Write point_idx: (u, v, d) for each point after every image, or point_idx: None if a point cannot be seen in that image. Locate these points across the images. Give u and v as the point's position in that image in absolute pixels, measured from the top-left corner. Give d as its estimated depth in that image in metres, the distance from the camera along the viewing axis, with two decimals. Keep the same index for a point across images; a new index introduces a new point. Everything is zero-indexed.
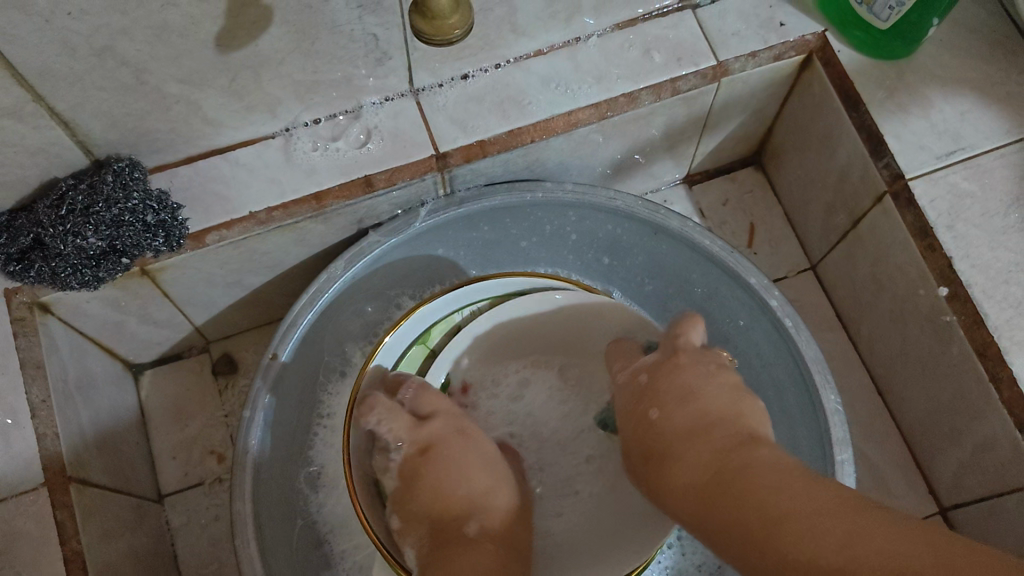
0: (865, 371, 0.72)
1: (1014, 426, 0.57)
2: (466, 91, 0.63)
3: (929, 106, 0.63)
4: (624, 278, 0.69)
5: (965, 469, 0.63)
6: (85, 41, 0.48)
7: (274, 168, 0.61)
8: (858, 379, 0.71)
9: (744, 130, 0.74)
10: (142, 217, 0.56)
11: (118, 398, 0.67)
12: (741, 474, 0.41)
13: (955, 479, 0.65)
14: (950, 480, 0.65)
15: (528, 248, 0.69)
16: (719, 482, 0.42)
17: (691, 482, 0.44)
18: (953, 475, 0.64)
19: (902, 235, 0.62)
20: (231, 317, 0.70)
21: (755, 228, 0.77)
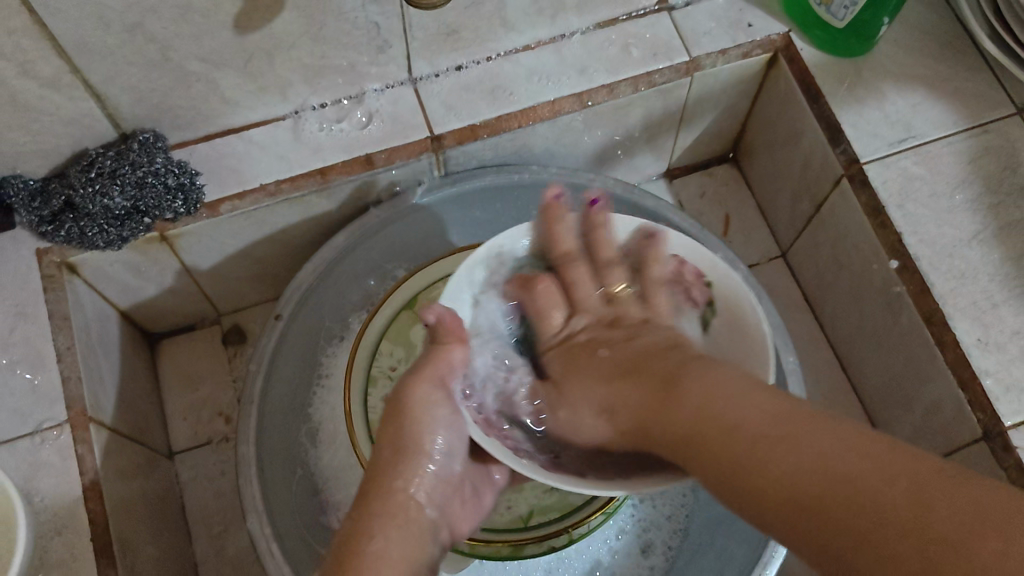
0: (831, 349, 0.77)
1: (957, 385, 0.62)
2: (460, 80, 0.69)
3: (883, 98, 0.69)
4: None
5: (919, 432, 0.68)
6: (119, 17, 0.54)
7: (283, 146, 0.67)
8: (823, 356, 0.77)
9: (719, 127, 0.80)
10: (164, 180, 0.62)
11: (134, 360, 0.72)
12: (733, 434, 0.43)
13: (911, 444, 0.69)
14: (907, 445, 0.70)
15: None
16: (710, 437, 0.44)
17: (682, 429, 0.45)
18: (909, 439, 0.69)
19: (858, 215, 0.68)
20: (241, 289, 0.76)
21: (729, 218, 0.83)
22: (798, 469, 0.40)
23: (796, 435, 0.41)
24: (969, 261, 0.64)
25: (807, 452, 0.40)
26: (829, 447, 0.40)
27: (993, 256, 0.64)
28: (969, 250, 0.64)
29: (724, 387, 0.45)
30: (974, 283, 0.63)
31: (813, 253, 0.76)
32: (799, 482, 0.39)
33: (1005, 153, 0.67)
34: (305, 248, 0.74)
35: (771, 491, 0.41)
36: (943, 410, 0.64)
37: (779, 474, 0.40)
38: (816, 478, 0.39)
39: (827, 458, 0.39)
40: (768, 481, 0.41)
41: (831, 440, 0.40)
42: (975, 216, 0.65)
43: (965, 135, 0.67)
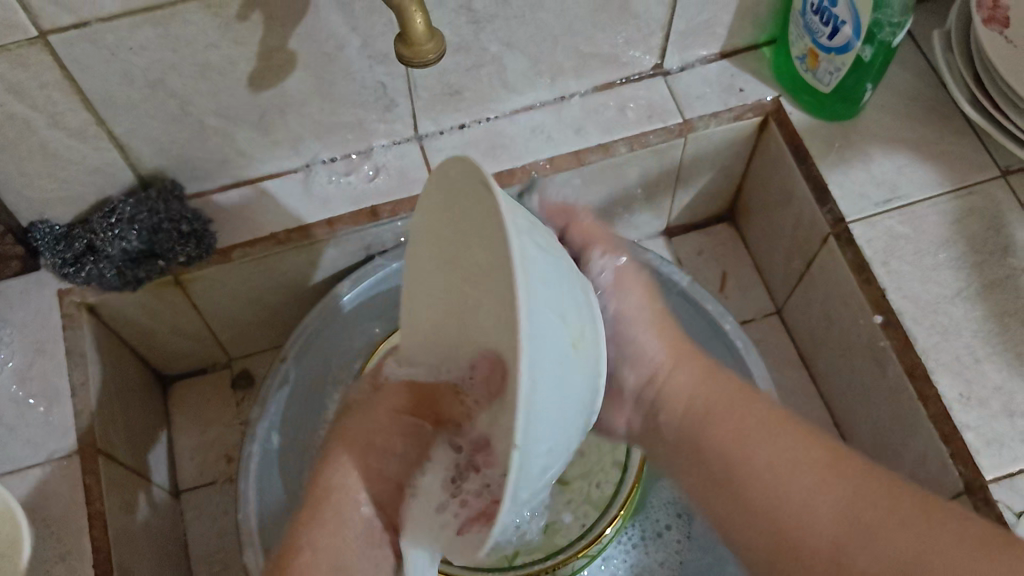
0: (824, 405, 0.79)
1: (939, 439, 0.62)
2: (463, 138, 0.73)
3: (869, 160, 0.71)
4: None
5: None
6: (143, 73, 0.59)
7: (294, 196, 0.71)
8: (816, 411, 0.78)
9: (715, 187, 0.83)
10: (177, 225, 0.66)
11: (147, 399, 0.76)
12: (729, 467, 0.49)
13: None
14: None
15: None
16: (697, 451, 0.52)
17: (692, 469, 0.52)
18: None
19: (844, 271, 0.70)
20: (252, 335, 0.80)
21: (727, 276, 0.86)
22: (822, 518, 0.44)
23: (827, 475, 0.46)
24: (952, 317, 0.65)
25: (813, 499, 0.45)
26: (830, 508, 0.45)
27: (976, 313, 0.66)
28: (953, 307, 0.66)
29: (669, 393, 0.55)
30: (956, 339, 0.65)
31: (806, 310, 0.78)
32: (814, 530, 0.44)
33: (989, 214, 0.69)
34: (313, 295, 0.78)
35: (789, 543, 0.45)
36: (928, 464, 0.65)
37: (801, 528, 0.45)
38: (785, 523, 0.46)
39: (832, 486, 0.45)
40: (769, 506, 0.46)
41: (813, 497, 0.45)
42: (958, 274, 0.67)
43: (949, 196, 0.70)
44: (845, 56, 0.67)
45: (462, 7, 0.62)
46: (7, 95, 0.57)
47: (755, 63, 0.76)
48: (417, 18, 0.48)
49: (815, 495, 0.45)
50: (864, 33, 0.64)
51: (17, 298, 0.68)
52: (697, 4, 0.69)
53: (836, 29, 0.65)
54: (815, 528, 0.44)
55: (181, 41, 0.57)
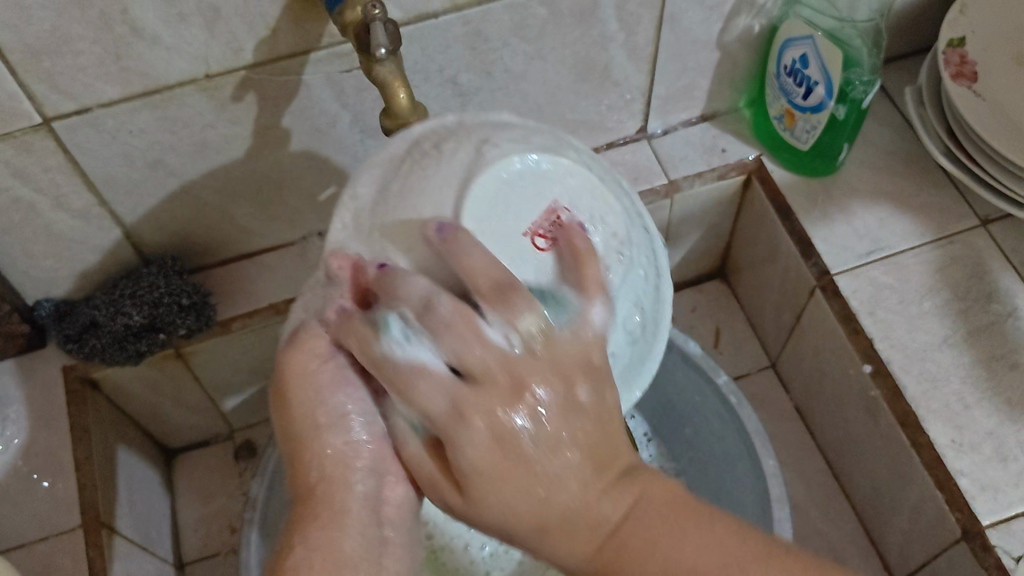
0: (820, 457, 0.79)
1: (934, 485, 0.63)
2: None
3: (851, 214, 0.73)
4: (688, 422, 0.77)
5: (909, 538, 0.69)
6: (146, 155, 0.61)
7: (292, 267, 0.73)
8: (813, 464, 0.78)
9: (703, 246, 0.84)
10: (177, 300, 0.67)
11: (150, 472, 0.77)
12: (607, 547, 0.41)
13: (902, 550, 0.70)
14: (898, 552, 0.71)
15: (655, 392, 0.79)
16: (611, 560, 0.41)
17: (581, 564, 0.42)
18: (900, 545, 0.70)
19: (831, 323, 0.71)
20: (253, 406, 0.81)
21: (720, 331, 0.86)
22: (578, 541, 0.41)
23: (609, 489, 0.41)
24: (940, 364, 0.67)
25: (687, 547, 0.40)
26: (695, 545, 0.40)
27: (963, 358, 0.67)
28: (940, 353, 0.67)
29: (495, 508, 0.40)
30: (945, 385, 0.66)
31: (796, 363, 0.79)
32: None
33: (971, 262, 0.70)
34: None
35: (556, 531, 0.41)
36: (927, 511, 0.65)
37: (546, 552, 0.42)
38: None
39: (644, 560, 0.40)
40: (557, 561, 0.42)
41: (686, 541, 0.41)
42: (944, 321, 0.68)
43: (930, 246, 0.71)
44: (820, 114, 0.69)
45: (448, 81, 0.65)
46: (12, 179, 0.59)
47: (734, 124, 0.78)
48: (400, 93, 0.50)
49: (677, 541, 0.41)
50: (836, 93, 0.66)
51: (22, 376, 0.70)
52: (674, 71, 0.72)
53: (809, 89, 0.68)
54: (565, 556, 0.42)
55: (178, 122, 0.60)
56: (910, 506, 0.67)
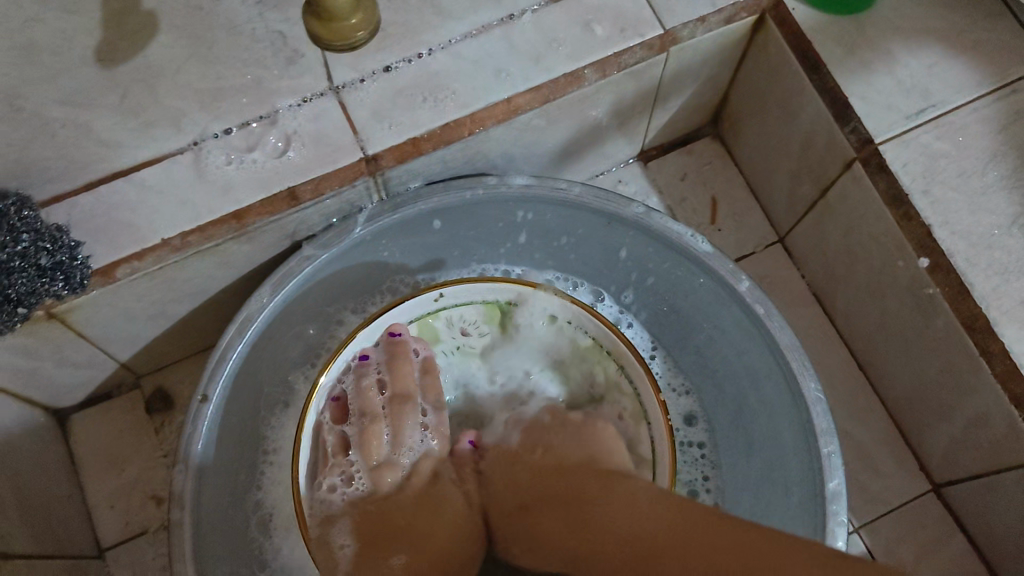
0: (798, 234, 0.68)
1: (993, 339, 0.53)
2: (391, 84, 0.57)
3: (893, 61, 0.58)
4: (609, 280, 0.62)
5: (932, 382, 0.59)
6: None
7: (187, 185, 0.54)
8: (812, 258, 0.68)
9: (699, 99, 0.68)
10: (34, 260, 0.49)
11: (39, 448, 0.61)
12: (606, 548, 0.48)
13: (909, 373, 0.62)
14: (896, 368, 0.63)
15: (571, 245, 0.63)
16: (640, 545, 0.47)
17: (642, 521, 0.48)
18: (911, 377, 0.61)
19: (872, 203, 0.58)
20: (158, 349, 0.65)
21: (717, 203, 0.72)
22: None
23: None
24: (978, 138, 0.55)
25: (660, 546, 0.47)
26: None
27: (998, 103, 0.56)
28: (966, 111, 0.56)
29: None
30: (984, 215, 0.55)
31: (792, 189, 0.66)
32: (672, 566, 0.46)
33: None
34: (188, 315, 0.62)
35: None
36: (952, 347, 0.56)
37: None
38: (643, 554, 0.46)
39: None
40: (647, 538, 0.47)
41: None
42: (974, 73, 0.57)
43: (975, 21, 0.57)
44: None
45: None
46: None
47: None
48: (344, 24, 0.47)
49: None
50: None
51: None
52: None
53: None
54: None
55: None
56: (930, 340, 0.58)
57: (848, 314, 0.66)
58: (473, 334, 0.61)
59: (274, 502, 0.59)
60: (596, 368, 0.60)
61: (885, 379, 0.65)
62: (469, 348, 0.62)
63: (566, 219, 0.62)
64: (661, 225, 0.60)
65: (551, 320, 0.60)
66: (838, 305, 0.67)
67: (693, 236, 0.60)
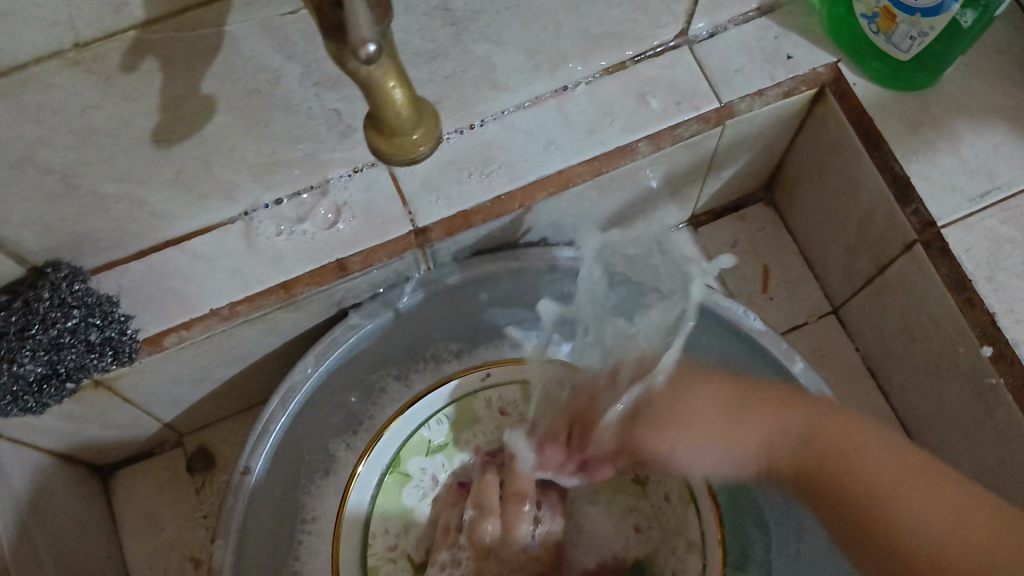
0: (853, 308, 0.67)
1: None
2: (443, 156, 0.57)
3: (958, 141, 0.57)
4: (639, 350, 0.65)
5: (993, 471, 0.57)
6: (31, 182, 0.45)
7: (237, 254, 0.55)
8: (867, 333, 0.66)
9: (754, 167, 0.67)
10: (84, 337, 0.49)
11: (81, 508, 0.61)
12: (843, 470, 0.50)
13: (967, 460, 0.60)
14: (953, 454, 0.61)
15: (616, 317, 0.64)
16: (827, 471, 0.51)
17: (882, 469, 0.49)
18: (969, 463, 0.60)
19: (934, 287, 0.56)
20: (203, 410, 0.64)
21: (769, 270, 0.71)
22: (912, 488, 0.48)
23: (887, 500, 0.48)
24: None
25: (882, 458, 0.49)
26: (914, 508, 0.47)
27: None
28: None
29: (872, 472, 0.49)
30: None
31: (847, 262, 0.65)
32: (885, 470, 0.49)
33: None
34: (233, 378, 0.62)
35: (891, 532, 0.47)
36: (1016, 440, 0.54)
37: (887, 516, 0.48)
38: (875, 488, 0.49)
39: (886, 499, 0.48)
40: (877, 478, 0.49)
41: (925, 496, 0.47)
42: None
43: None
44: (935, 21, 0.51)
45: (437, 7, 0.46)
46: None
47: (801, 20, 0.59)
48: None
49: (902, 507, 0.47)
50: None
51: None
52: None
53: None
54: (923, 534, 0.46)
55: (45, 110, 0.40)
56: (993, 429, 0.56)
57: (902, 392, 0.64)
58: (523, 419, 0.61)
59: (309, 574, 0.59)
60: (651, 461, 0.58)
61: None
62: (520, 432, 0.61)
63: (617, 295, 0.62)
64: (713, 302, 0.59)
65: (595, 417, 0.58)
66: (892, 382, 0.65)
67: (745, 312, 0.59)
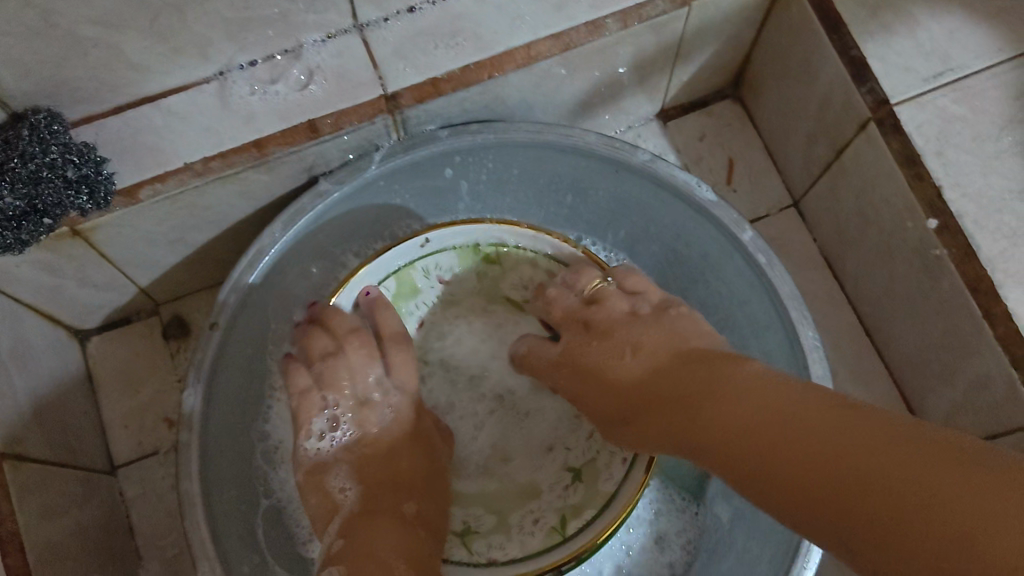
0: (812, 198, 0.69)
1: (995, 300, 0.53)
2: (414, 26, 0.58)
3: (915, 24, 0.58)
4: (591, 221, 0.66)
5: (936, 345, 0.60)
6: (10, 13, 0.45)
7: (210, 115, 0.56)
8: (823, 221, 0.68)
9: (722, 59, 0.69)
10: (61, 173, 0.51)
11: (60, 366, 0.64)
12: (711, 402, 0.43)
13: (912, 337, 0.62)
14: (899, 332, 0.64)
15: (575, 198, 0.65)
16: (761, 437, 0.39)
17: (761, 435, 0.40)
18: (914, 340, 0.62)
19: (885, 165, 0.58)
20: (179, 278, 0.67)
21: (733, 164, 0.73)
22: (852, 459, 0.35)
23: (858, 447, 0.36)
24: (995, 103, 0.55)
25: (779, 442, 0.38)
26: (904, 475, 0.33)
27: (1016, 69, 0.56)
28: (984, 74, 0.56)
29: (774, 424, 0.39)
30: (996, 179, 0.55)
31: (807, 151, 0.67)
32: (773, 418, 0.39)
33: None
34: (208, 243, 0.64)
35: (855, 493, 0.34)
36: (955, 310, 0.56)
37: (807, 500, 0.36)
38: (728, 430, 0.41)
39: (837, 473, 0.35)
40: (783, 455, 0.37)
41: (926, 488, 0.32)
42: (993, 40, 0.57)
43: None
44: None
45: None
46: None
47: None
48: None
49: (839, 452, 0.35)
50: None
51: None
52: None
53: None
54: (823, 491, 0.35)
55: None
56: (936, 303, 0.58)
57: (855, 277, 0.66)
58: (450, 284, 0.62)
59: (280, 434, 0.61)
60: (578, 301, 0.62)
61: (888, 342, 0.66)
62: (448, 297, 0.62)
63: (574, 169, 0.63)
64: (667, 172, 0.60)
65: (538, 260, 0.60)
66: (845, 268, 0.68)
67: (698, 183, 0.60)
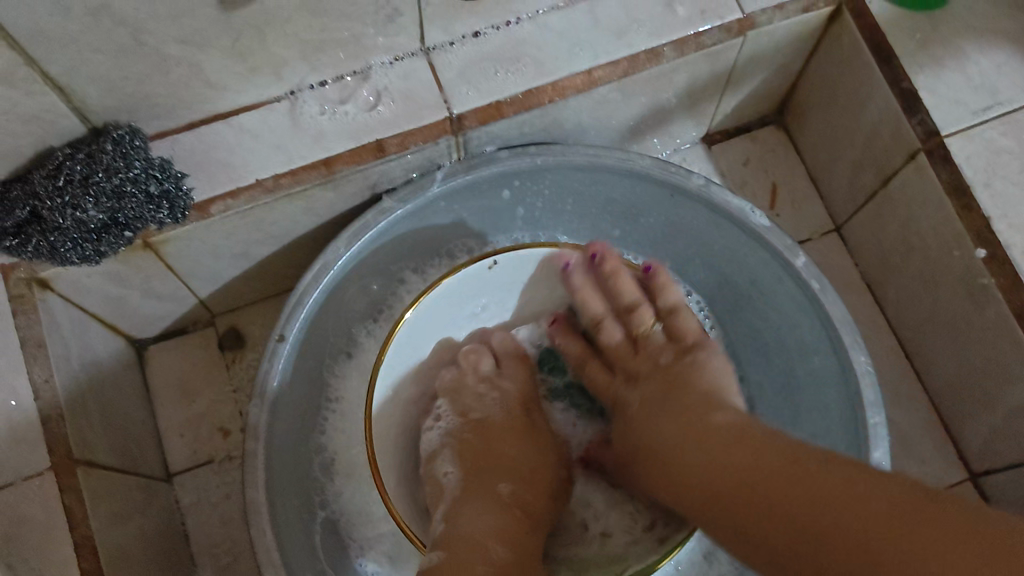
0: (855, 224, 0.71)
1: None
2: (479, 49, 0.60)
3: (964, 59, 0.60)
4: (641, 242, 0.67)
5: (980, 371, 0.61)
6: (103, 31, 0.46)
7: (281, 133, 0.57)
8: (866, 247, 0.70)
9: (769, 87, 0.71)
10: (144, 187, 0.52)
11: (120, 374, 0.65)
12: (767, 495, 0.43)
13: (954, 362, 0.64)
14: (940, 356, 0.65)
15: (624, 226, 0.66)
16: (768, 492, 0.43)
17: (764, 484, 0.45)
18: (955, 365, 0.64)
19: (933, 195, 0.59)
20: (237, 290, 0.68)
21: (777, 188, 0.75)
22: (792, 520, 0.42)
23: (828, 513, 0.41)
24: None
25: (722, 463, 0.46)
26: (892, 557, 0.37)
27: None
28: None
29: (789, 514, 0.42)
30: None
31: (852, 178, 0.69)
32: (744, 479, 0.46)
33: None
34: (268, 257, 0.65)
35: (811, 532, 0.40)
36: (1000, 338, 0.58)
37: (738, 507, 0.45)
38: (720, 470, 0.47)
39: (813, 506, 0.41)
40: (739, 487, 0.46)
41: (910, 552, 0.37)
42: None
43: None
44: None
45: None
46: None
47: None
48: None
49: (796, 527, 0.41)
50: None
51: None
52: None
53: None
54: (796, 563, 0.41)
55: None
56: (981, 329, 0.59)
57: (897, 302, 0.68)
58: None
59: (335, 447, 0.61)
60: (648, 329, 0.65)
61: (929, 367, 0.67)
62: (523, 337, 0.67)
63: (631, 192, 0.65)
64: (723, 198, 0.62)
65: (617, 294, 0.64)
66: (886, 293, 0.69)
67: (752, 209, 0.62)
